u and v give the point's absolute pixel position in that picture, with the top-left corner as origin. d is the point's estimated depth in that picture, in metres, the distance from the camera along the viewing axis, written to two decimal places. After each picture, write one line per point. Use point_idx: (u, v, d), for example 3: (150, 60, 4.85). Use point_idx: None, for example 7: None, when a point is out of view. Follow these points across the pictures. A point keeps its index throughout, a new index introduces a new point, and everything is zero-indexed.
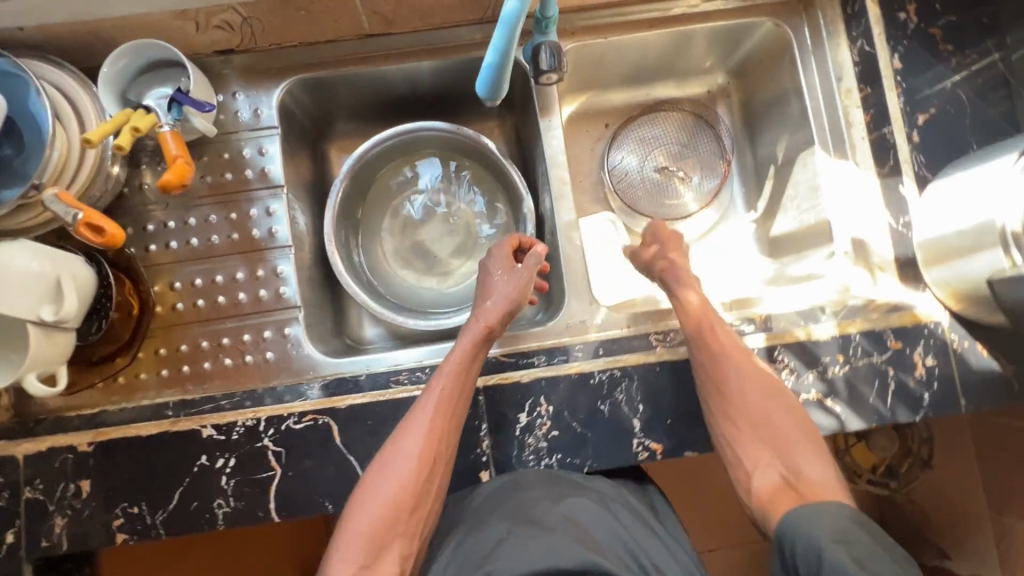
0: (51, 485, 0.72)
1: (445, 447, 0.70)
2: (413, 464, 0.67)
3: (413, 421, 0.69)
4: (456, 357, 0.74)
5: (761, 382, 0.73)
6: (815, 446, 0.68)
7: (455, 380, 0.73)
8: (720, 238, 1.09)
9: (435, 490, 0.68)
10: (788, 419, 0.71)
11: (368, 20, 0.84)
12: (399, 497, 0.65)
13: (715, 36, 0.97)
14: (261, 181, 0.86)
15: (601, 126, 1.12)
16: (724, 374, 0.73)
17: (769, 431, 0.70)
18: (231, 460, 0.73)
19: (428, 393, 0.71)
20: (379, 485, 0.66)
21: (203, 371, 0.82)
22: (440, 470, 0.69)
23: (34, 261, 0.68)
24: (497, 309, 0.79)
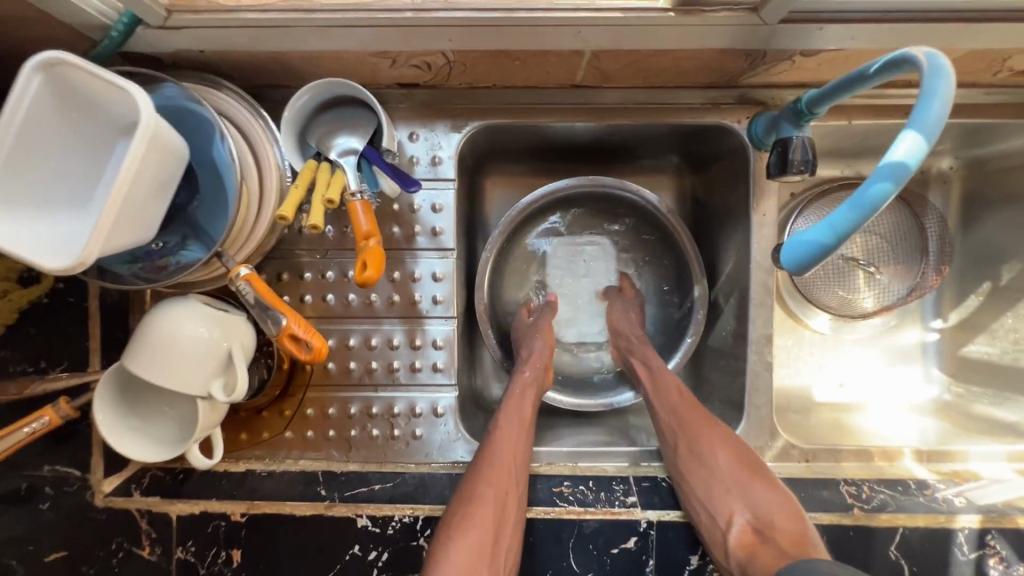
0: (202, 550, 0.70)
1: (519, 483, 0.69)
2: (486, 500, 0.66)
3: (480, 461, 0.70)
4: (512, 398, 0.76)
5: (722, 440, 0.70)
6: (775, 487, 0.66)
7: (513, 418, 0.74)
8: (894, 347, 0.99)
9: (513, 530, 0.66)
10: (757, 476, 0.67)
11: (584, 73, 0.70)
12: (480, 534, 0.64)
13: (972, 128, 0.81)
14: (430, 241, 0.77)
15: (786, 195, 0.90)
16: (695, 446, 0.71)
17: (742, 488, 0.67)
18: (384, 553, 0.70)
19: (492, 433, 0.72)
20: (463, 520, 0.65)
21: (349, 438, 0.77)
22: (516, 509, 0.68)
23: (203, 327, 0.63)
24: (536, 356, 0.81)
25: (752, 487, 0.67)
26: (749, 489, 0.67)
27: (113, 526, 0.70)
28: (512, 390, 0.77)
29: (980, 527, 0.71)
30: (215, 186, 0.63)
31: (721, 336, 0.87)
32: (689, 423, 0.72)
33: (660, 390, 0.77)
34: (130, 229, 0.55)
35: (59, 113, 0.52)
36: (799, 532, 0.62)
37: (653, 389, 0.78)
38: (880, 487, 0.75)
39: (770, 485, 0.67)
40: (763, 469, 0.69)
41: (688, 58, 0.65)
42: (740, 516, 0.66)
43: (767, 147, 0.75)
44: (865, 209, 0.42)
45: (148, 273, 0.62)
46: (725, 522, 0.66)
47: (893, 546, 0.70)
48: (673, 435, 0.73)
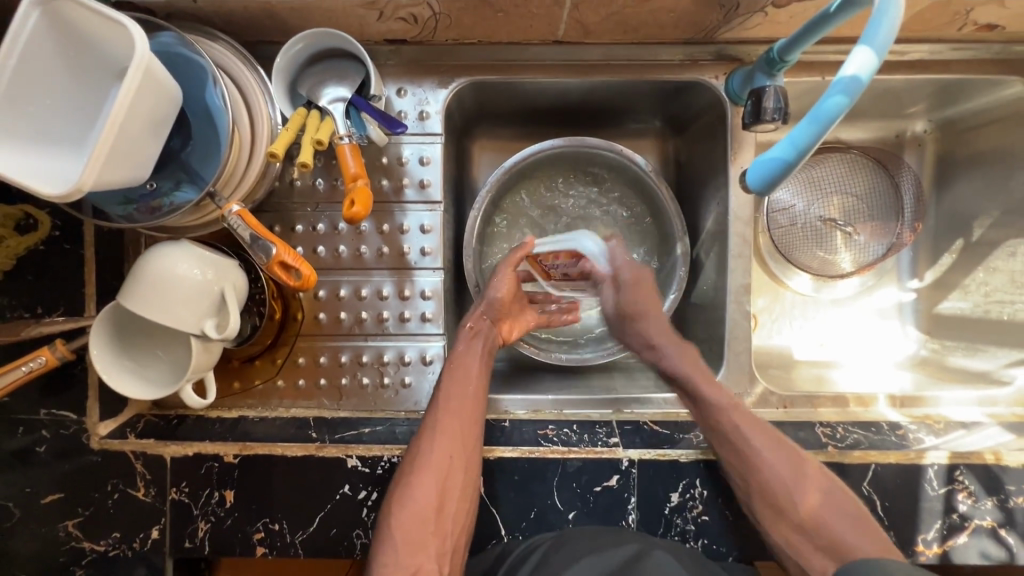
0: (196, 490, 0.72)
1: (467, 446, 0.70)
2: (431, 468, 0.68)
3: (429, 428, 0.71)
4: (459, 357, 0.76)
5: (794, 469, 0.71)
6: (850, 504, 0.68)
7: (457, 382, 0.74)
8: (870, 305, 1.01)
9: (461, 490, 0.69)
10: (862, 532, 0.66)
11: (566, 27, 0.73)
12: (429, 496, 0.67)
13: (943, 85, 0.84)
14: (418, 194, 0.79)
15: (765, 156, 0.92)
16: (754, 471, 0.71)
17: (820, 521, 0.68)
18: (373, 493, 0.72)
19: (438, 399, 0.73)
20: (407, 491, 0.67)
21: (340, 386, 0.80)
22: (466, 473, 0.69)
23: (196, 268, 0.64)
24: (484, 307, 0.81)
25: (827, 513, 0.68)
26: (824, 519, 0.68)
27: (107, 468, 0.72)
28: (459, 349, 0.77)
29: (949, 463, 0.73)
30: (208, 130, 0.65)
31: (702, 291, 0.89)
32: (755, 447, 0.72)
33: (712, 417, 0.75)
34: (125, 166, 0.57)
35: (57, 51, 0.55)
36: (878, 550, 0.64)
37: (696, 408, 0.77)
38: (853, 428, 0.78)
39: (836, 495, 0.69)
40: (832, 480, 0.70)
41: (666, 9, 0.68)
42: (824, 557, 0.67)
43: (743, 102, 0.77)
44: (823, 122, 0.45)
45: (143, 214, 0.64)
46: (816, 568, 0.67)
47: (866, 482, 0.72)
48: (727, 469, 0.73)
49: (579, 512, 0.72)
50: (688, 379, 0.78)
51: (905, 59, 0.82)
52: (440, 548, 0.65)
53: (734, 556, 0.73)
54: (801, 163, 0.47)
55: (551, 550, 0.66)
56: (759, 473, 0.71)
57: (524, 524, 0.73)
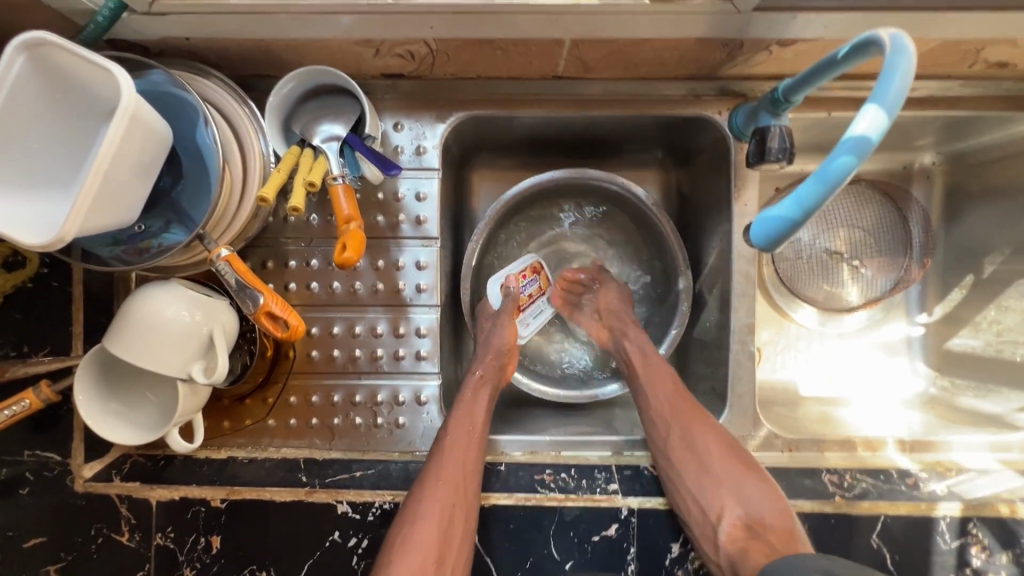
0: (182, 536, 0.69)
1: (468, 492, 0.69)
2: (433, 518, 0.66)
3: (430, 473, 0.69)
4: (466, 402, 0.75)
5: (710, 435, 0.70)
6: (759, 474, 0.68)
7: (463, 424, 0.73)
8: (876, 340, 0.99)
9: (461, 541, 0.67)
10: (774, 501, 0.66)
11: (566, 64, 0.71)
12: (427, 551, 0.64)
13: (952, 121, 0.83)
14: (414, 230, 0.77)
15: (770, 189, 0.90)
16: (688, 440, 0.70)
17: (730, 485, 0.67)
18: (364, 540, 0.69)
19: (443, 440, 0.71)
20: (408, 534, 0.65)
21: (332, 426, 0.77)
22: (466, 521, 0.67)
23: (186, 310, 0.63)
24: (491, 354, 0.81)
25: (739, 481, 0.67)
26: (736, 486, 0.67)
27: (92, 511, 0.70)
28: (466, 393, 0.76)
29: (961, 515, 0.70)
30: (199, 170, 0.64)
31: (705, 327, 0.87)
32: (684, 413, 0.72)
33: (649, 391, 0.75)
34: (111, 210, 0.56)
35: (41, 95, 0.53)
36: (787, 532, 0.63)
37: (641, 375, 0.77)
38: (862, 475, 0.75)
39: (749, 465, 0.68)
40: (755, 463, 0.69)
41: (668, 47, 0.67)
42: (728, 513, 0.66)
43: (747, 139, 0.76)
44: (831, 182, 0.43)
45: (130, 255, 0.63)
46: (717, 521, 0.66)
47: (875, 534, 0.70)
48: (659, 428, 0.73)
49: (576, 563, 0.70)
50: (642, 355, 0.79)
51: (914, 94, 0.80)
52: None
53: None
54: (809, 223, 0.45)
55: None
56: (686, 435, 0.70)
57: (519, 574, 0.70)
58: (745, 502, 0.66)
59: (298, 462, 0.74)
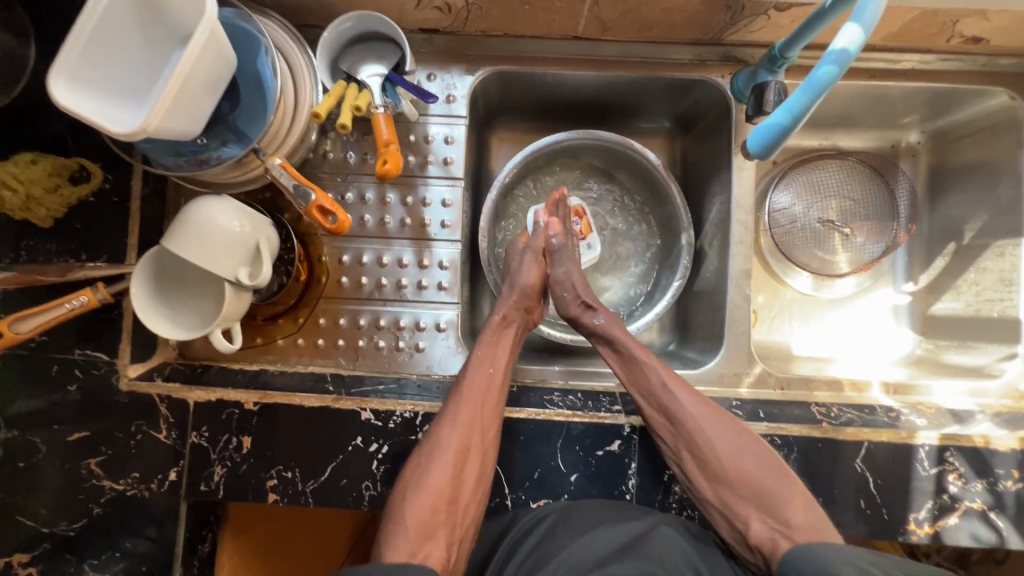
0: (215, 435, 0.75)
1: (485, 437, 0.72)
2: (449, 454, 0.70)
3: (447, 416, 0.73)
4: (488, 346, 0.80)
5: (723, 436, 0.72)
6: (778, 472, 0.69)
7: (485, 369, 0.77)
8: (865, 306, 1.05)
9: (476, 479, 0.71)
10: (782, 484, 0.69)
11: (586, 23, 0.80)
12: (439, 489, 0.68)
13: (934, 95, 0.91)
14: (441, 170, 0.85)
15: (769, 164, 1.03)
16: (698, 445, 0.72)
17: (749, 485, 0.69)
18: (384, 446, 0.75)
19: (462, 381, 0.75)
20: (423, 477, 0.69)
21: (357, 347, 0.83)
22: (481, 463, 0.72)
23: (237, 221, 0.70)
24: (516, 296, 0.85)
25: (755, 476, 0.69)
26: (752, 480, 0.69)
27: (133, 409, 0.76)
28: (489, 335, 0.81)
29: (939, 445, 0.75)
30: (256, 96, 0.71)
31: (705, 278, 0.93)
32: (689, 418, 0.73)
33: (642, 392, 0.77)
34: (182, 118, 0.63)
35: (133, 14, 0.61)
36: (812, 527, 0.65)
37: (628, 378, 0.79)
38: (847, 409, 0.80)
39: (761, 457, 0.71)
40: (770, 453, 0.71)
41: (677, 8, 0.75)
42: (754, 517, 0.69)
43: (746, 100, 0.84)
44: (817, 90, 0.50)
45: (190, 166, 0.70)
46: (744, 523, 0.69)
47: (858, 460, 0.75)
48: (661, 431, 0.74)
49: (580, 475, 0.75)
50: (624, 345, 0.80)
51: (899, 67, 0.88)
52: (450, 536, 0.67)
53: None
54: (797, 128, 0.53)
55: (556, 524, 0.69)
56: (692, 435, 0.72)
57: (526, 484, 0.75)
58: (764, 497, 0.68)
59: (325, 377, 0.80)
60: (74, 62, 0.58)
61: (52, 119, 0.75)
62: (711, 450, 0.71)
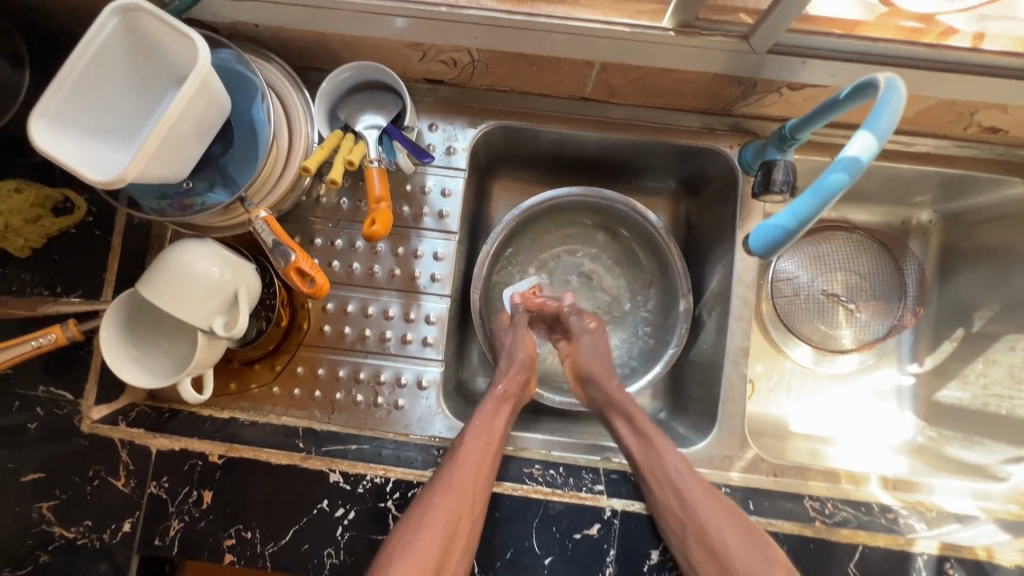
0: (175, 487, 0.71)
1: (475, 509, 0.69)
2: (436, 528, 0.66)
3: (439, 483, 0.69)
4: (484, 416, 0.76)
5: (712, 509, 0.69)
6: (761, 544, 0.67)
7: (480, 440, 0.73)
8: (867, 384, 1.01)
9: (461, 556, 0.67)
10: (768, 567, 0.65)
11: (593, 85, 0.78)
12: (422, 565, 0.64)
13: (947, 179, 0.88)
14: (435, 222, 0.82)
15: None
16: (685, 516, 0.69)
17: (729, 560, 0.66)
18: (351, 512, 0.71)
19: (456, 451, 0.72)
20: (405, 552, 0.65)
21: (333, 400, 0.80)
22: (468, 538, 0.68)
23: (215, 267, 0.67)
24: (515, 368, 0.82)
25: (738, 553, 0.66)
26: (736, 558, 0.66)
27: (93, 453, 0.72)
28: (487, 406, 0.78)
29: (938, 554, 0.71)
30: (248, 141, 0.69)
31: (702, 349, 0.90)
32: (679, 486, 0.70)
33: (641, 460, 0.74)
34: (166, 164, 0.61)
35: (126, 56, 0.60)
36: None
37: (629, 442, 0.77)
38: (843, 505, 0.76)
39: (748, 533, 0.68)
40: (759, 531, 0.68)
41: (688, 80, 0.73)
42: None
43: (754, 173, 0.81)
44: (824, 196, 0.48)
45: (175, 210, 0.68)
46: None
47: (852, 565, 0.70)
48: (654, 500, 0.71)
49: (555, 559, 0.70)
50: (627, 410, 0.78)
51: (913, 149, 0.85)
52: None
53: None
54: (803, 233, 0.49)
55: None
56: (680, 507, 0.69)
57: (498, 564, 0.71)
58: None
59: (296, 430, 0.76)
60: (59, 104, 0.57)
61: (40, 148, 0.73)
62: (694, 524, 0.68)
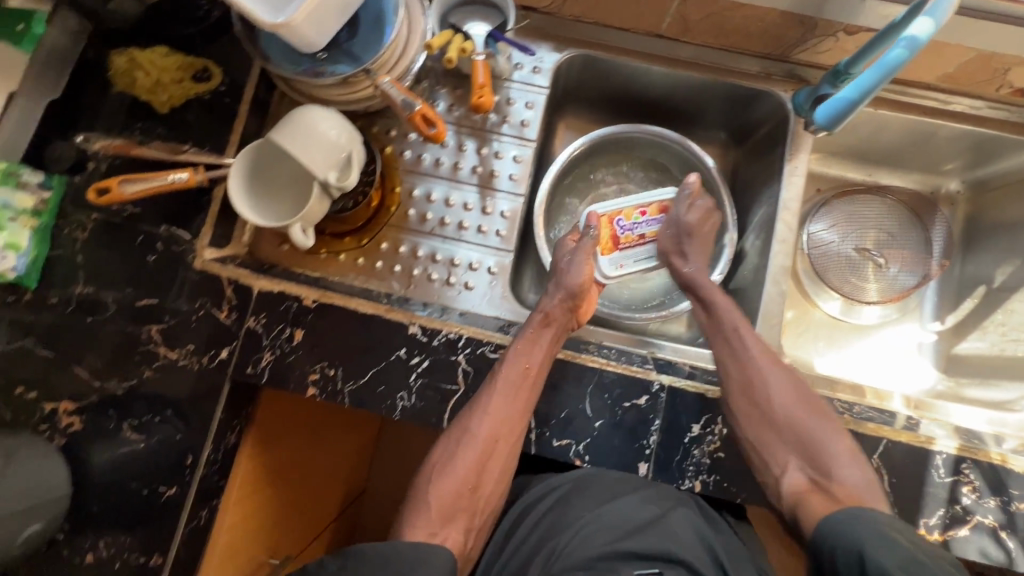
0: (270, 323, 0.80)
1: (513, 430, 0.75)
2: (475, 447, 0.74)
3: (478, 406, 0.75)
4: (526, 342, 0.78)
5: (783, 384, 0.78)
6: (827, 420, 0.75)
7: (521, 364, 0.76)
8: (891, 336, 1.09)
9: (499, 473, 0.76)
10: (831, 439, 0.73)
11: (670, 21, 0.89)
12: (464, 479, 0.73)
13: (978, 142, 0.98)
14: (515, 130, 0.93)
15: (812, 190, 1.13)
16: (758, 386, 0.77)
17: (795, 431, 0.74)
18: (424, 361, 0.79)
19: (498, 375, 0.76)
20: (449, 465, 0.74)
21: (411, 275, 0.89)
22: (507, 454, 0.76)
23: (335, 130, 0.77)
24: (562, 294, 0.84)
25: (804, 426, 0.74)
26: (801, 431, 0.74)
27: (202, 288, 0.82)
28: (529, 330, 0.79)
29: (956, 455, 0.77)
30: (373, 25, 0.79)
31: (742, 275, 0.98)
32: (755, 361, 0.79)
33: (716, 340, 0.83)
34: (314, 27, 0.71)
35: None
36: (856, 487, 0.68)
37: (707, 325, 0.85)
38: (869, 410, 0.83)
39: (816, 411, 0.75)
40: (823, 408, 0.76)
41: (756, 17, 0.84)
42: (794, 462, 0.73)
43: (806, 115, 0.90)
44: None
45: (306, 75, 0.77)
46: (782, 467, 0.73)
47: (876, 455, 0.77)
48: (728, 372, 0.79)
49: (605, 422, 0.77)
50: (710, 294, 0.87)
51: (949, 108, 0.95)
52: (468, 524, 0.72)
53: (742, 498, 0.76)
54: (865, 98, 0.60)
55: (570, 492, 0.78)
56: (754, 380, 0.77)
57: (552, 422, 0.78)
58: (811, 448, 0.73)
59: (378, 293, 0.85)
60: None
61: (189, 24, 0.85)
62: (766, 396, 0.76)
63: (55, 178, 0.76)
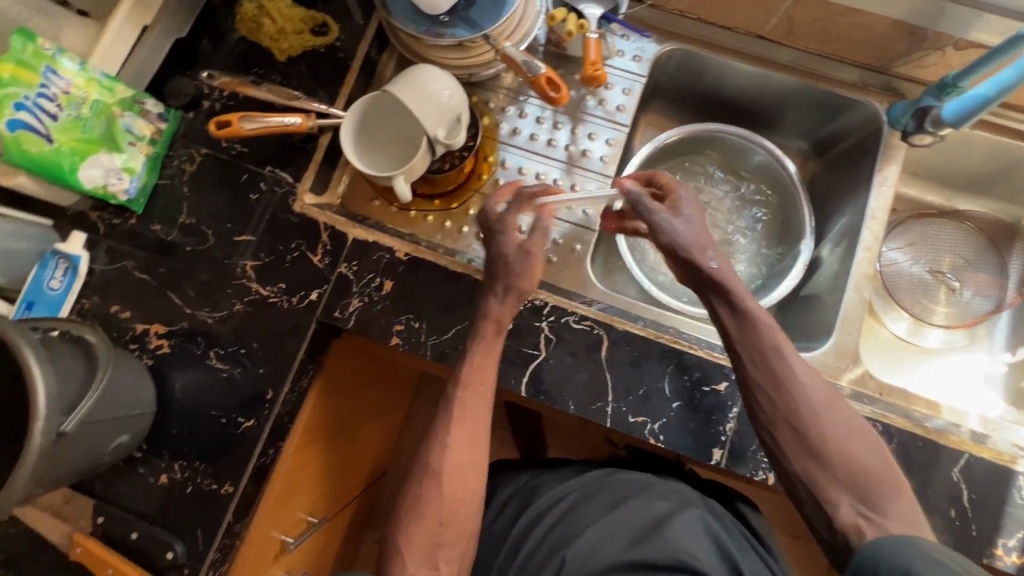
0: (362, 270, 0.82)
1: (479, 451, 0.71)
2: (444, 476, 0.69)
3: (442, 433, 0.71)
4: (477, 355, 0.73)
5: (825, 405, 0.65)
6: (875, 445, 0.64)
7: (475, 378, 0.72)
8: (957, 363, 1.07)
9: (472, 500, 0.70)
10: (880, 467, 0.63)
11: (775, 23, 0.91)
12: (435, 512, 0.68)
13: None
14: (611, 115, 0.95)
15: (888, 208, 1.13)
16: (795, 409, 0.65)
17: (841, 460, 0.63)
18: (508, 324, 0.80)
19: (455, 393, 0.72)
20: (418, 501, 0.69)
21: (496, 243, 0.90)
22: (478, 479, 0.71)
23: (448, 92, 0.78)
24: (512, 298, 0.74)
25: (849, 453, 0.64)
26: (846, 459, 0.63)
27: (299, 228, 0.83)
28: (478, 344, 0.73)
29: None
30: None
31: (818, 281, 0.99)
32: (790, 382, 0.65)
33: (747, 359, 0.67)
34: None
35: None
36: (908, 522, 0.61)
37: (731, 336, 0.69)
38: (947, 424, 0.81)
39: (862, 435, 0.65)
40: (867, 430, 0.65)
41: (866, 25, 0.86)
42: (844, 497, 0.63)
43: (903, 128, 0.91)
44: None
45: (428, 35, 0.80)
46: (830, 502, 0.63)
47: (956, 469, 0.76)
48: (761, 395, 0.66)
49: (683, 404, 0.77)
50: (728, 293, 0.68)
51: None
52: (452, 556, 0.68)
53: None
54: None
55: (577, 501, 0.79)
56: (792, 404, 0.65)
57: (630, 398, 0.78)
58: (859, 480, 0.63)
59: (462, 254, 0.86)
60: None
61: None
62: (810, 423, 0.64)
63: (172, 112, 0.85)
